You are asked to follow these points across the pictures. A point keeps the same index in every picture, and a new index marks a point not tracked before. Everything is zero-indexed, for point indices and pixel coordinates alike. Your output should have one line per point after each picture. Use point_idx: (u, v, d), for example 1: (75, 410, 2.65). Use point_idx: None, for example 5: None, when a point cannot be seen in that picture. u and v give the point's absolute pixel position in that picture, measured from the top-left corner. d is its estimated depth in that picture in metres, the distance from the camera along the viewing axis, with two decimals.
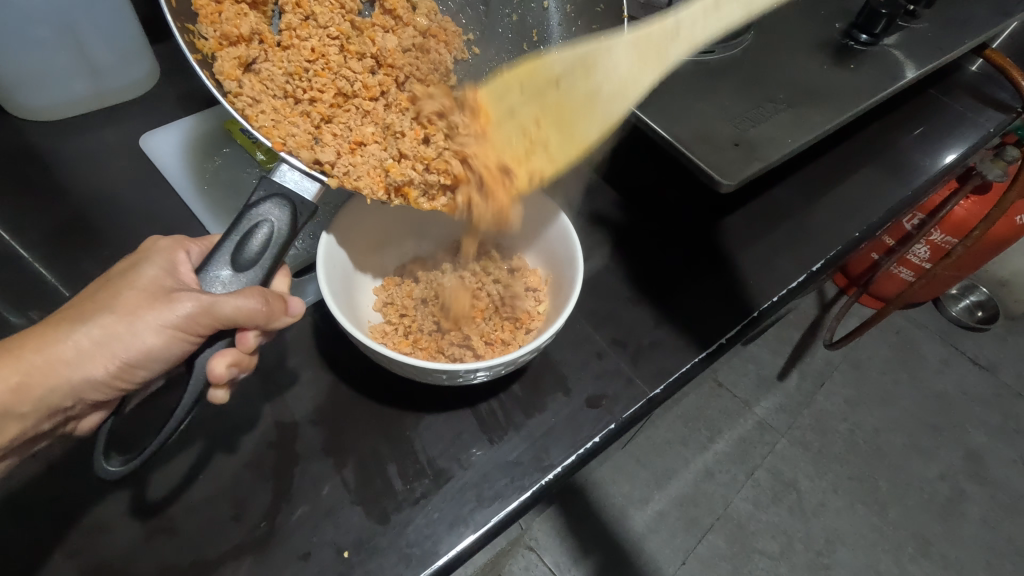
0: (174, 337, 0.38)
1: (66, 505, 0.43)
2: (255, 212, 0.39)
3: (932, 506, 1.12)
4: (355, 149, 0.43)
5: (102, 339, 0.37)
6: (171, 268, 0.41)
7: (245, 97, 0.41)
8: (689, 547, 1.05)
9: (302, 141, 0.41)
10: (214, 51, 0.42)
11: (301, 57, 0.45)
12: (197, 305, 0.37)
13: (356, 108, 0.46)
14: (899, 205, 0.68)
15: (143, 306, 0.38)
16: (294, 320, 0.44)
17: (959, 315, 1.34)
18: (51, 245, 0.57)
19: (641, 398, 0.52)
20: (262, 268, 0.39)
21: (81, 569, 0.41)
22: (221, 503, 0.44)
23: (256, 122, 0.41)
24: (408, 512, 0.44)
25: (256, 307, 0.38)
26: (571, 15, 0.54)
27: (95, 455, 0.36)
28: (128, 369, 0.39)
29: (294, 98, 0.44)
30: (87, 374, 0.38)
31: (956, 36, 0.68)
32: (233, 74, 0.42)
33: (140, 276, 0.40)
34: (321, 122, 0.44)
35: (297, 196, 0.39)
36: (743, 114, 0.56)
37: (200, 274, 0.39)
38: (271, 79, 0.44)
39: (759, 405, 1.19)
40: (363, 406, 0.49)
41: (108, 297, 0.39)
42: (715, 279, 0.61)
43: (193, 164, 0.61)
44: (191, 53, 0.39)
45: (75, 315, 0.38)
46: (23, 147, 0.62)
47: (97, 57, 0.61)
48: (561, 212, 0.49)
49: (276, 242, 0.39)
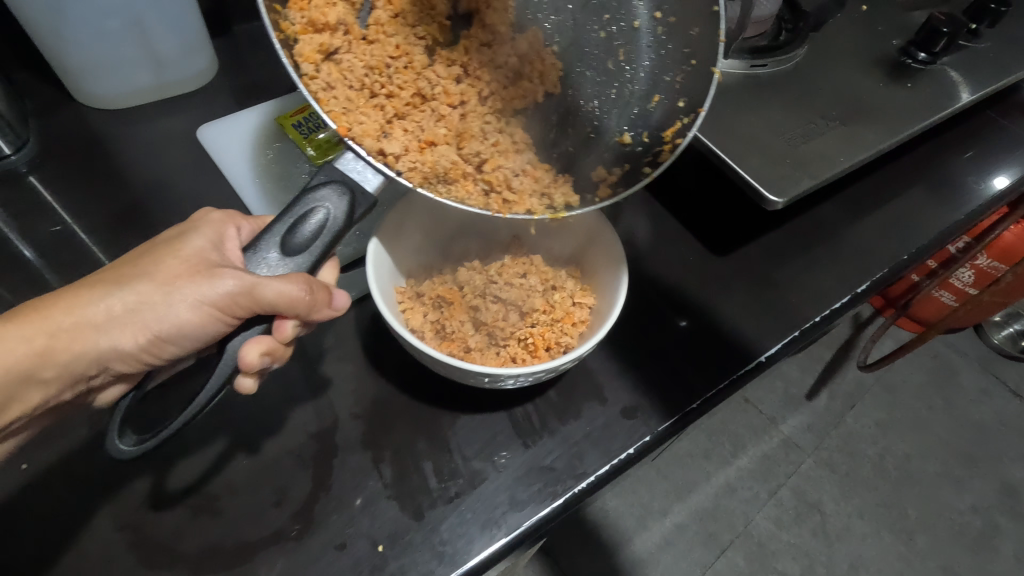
0: (211, 315, 0.39)
1: (115, 481, 0.45)
2: (313, 196, 0.39)
3: (962, 539, 1.09)
4: (425, 148, 0.45)
5: (135, 306, 0.38)
6: (218, 242, 0.43)
7: (321, 81, 0.42)
8: (707, 563, 1.03)
9: (369, 130, 0.43)
10: (298, 34, 0.42)
11: (384, 53, 0.47)
12: (239, 284, 0.38)
13: (431, 111, 0.47)
14: (949, 228, 0.66)
15: (183, 278, 0.39)
16: (335, 314, 0.44)
17: (1001, 343, 1.30)
18: (108, 228, 0.59)
19: (677, 411, 0.52)
20: (311, 256, 0.40)
21: (129, 544, 0.43)
22: (263, 488, 0.45)
23: (326, 105, 0.41)
24: (441, 511, 0.45)
25: (299, 293, 0.39)
26: (663, 38, 0.47)
27: (110, 431, 0.36)
28: (158, 344, 0.40)
29: (371, 92, 0.45)
30: (114, 342, 0.38)
31: (1019, 56, 0.66)
32: (313, 58, 0.42)
33: (186, 246, 0.41)
34: (393, 117, 0.45)
35: (358, 186, 0.40)
36: (794, 130, 0.55)
37: (248, 253, 0.40)
38: (350, 71, 0.45)
39: (785, 423, 1.17)
40: (402, 403, 0.50)
41: (148, 264, 0.40)
42: (754, 295, 0.60)
43: (247, 157, 0.63)
44: (276, 33, 0.39)
45: (110, 280, 0.38)
46: (88, 133, 0.65)
47: (162, 50, 0.64)
48: (615, 235, 0.49)
49: (331, 229, 0.40)
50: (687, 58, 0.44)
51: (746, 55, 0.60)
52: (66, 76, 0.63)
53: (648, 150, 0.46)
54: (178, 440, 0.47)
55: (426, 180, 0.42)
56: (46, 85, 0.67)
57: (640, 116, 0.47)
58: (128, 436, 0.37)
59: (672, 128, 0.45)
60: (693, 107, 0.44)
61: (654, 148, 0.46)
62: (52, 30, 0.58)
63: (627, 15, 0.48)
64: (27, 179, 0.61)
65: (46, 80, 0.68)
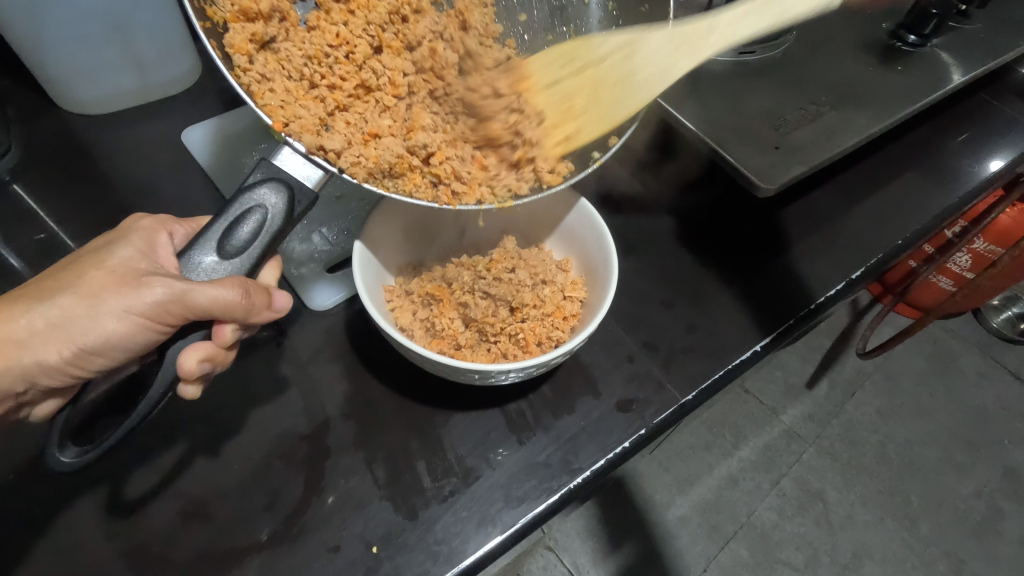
0: (140, 325, 0.38)
1: (102, 489, 0.45)
2: (251, 196, 0.39)
3: (965, 524, 1.09)
4: (369, 141, 0.43)
5: (57, 320, 0.38)
6: (148, 249, 0.42)
7: (254, 74, 0.41)
8: (711, 555, 1.03)
9: (308, 124, 0.41)
10: (229, 22, 0.42)
11: (323, 40, 0.45)
12: (168, 292, 0.38)
13: (376, 101, 0.45)
14: (944, 212, 0.66)
15: (109, 289, 0.39)
16: (276, 316, 0.44)
17: (1001, 327, 1.29)
18: (93, 234, 0.58)
19: (672, 404, 0.51)
20: (249, 258, 0.39)
21: (120, 553, 0.42)
22: (254, 493, 0.45)
23: (262, 99, 0.40)
24: (436, 510, 0.45)
25: (233, 297, 0.38)
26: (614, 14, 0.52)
27: (50, 443, 0.37)
28: (85, 357, 0.39)
29: (311, 83, 0.44)
30: (38, 357, 0.38)
31: (1011, 36, 0.66)
32: (244, 48, 0.41)
33: (112, 257, 0.41)
34: (335, 109, 0.43)
35: (297, 183, 0.40)
36: (784, 116, 0.55)
37: (183, 259, 0.39)
38: (289, 60, 0.44)
39: (786, 413, 1.17)
40: (394, 402, 0.49)
41: (74, 277, 0.39)
42: (747, 283, 0.59)
43: (232, 160, 0.63)
44: (201, 23, 0.39)
45: (35, 294, 0.39)
46: (69, 139, 0.64)
47: (142, 53, 0.63)
48: (607, 236, 0.48)
49: (269, 228, 0.39)
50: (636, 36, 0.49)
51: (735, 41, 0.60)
52: (46, 82, 0.63)
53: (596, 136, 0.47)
54: (167, 447, 0.47)
55: (370, 175, 0.41)
56: (29, 93, 0.67)
57: None
58: (69, 449, 0.37)
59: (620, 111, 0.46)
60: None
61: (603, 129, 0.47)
62: (32, 37, 0.57)
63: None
64: (12, 187, 0.61)
65: (30, 88, 0.67)
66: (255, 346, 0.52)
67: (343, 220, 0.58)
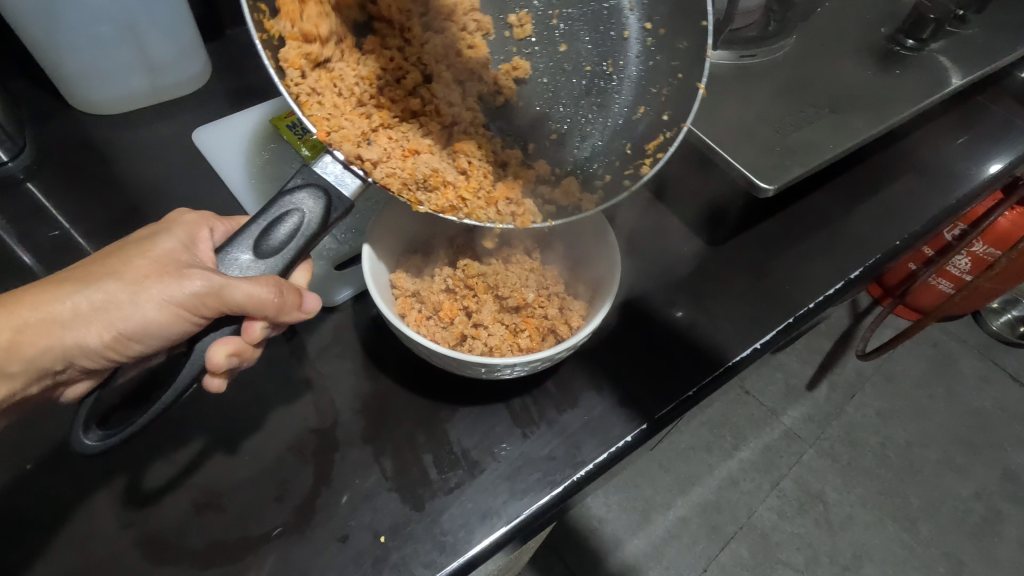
0: (176, 314, 0.39)
1: (120, 478, 0.46)
2: (290, 199, 0.40)
3: (964, 525, 1.10)
4: (408, 156, 0.45)
5: (101, 304, 0.38)
6: (189, 243, 0.43)
7: (305, 87, 0.42)
8: (711, 555, 1.04)
9: (347, 135, 0.42)
10: (286, 39, 0.41)
11: (378, 65, 0.48)
12: (207, 285, 0.38)
13: (419, 125, 0.48)
14: (941, 213, 0.67)
15: (151, 278, 0.39)
16: (305, 317, 0.44)
17: (1000, 330, 1.30)
18: (106, 232, 0.59)
19: (674, 399, 0.52)
20: (283, 260, 0.40)
21: (136, 542, 0.43)
22: (265, 484, 0.46)
23: (309, 109, 0.42)
24: (442, 501, 0.46)
25: (267, 296, 0.39)
26: (652, 48, 0.47)
27: (76, 424, 0.37)
28: (123, 342, 0.40)
29: (359, 101, 0.46)
30: (80, 339, 0.39)
31: (1008, 40, 0.67)
32: (298, 63, 0.41)
33: (155, 247, 0.42)
34: (379, 126, 0.46)
35: (335, 191, 0.41)
36: (784, 118, 0.56)
37: (220, 255, 0.40)
38: (342, 81, 0.45)
39: (786, 414, 1.17)
40: (402, 397, 0.50)
41: (117, 263, 0.40)
42: (746, 283, 0.61)
43: (243, 157, 0.64)
44: (258, 34, 0.38)
45: (80, 277, 0.39)
46: (83, 139, 0.65)
47: (155, 56, 0.64)
48: (614, 244, 0.48)
49: (304, 233, 0.40)
50: (676, 70, 0.45)
51: (736, 45, 0.61)
52: (60, 83, 0.64)
53: (628, 163, 0.47)
54: (183, 440, 0.48)
55: (404, 186, 0.43)
56: (43, 94, 0.68)
57: (625, 126, 0.48)
58: (93, 431, 0.38)
59: (655, 140, 0.45)
60: (677, 121, 0.44)
61: (636, 159, 0.46)
62: (49, 40, 0.59)
63: (617, 24, 0.49)
64: (25, 186, 0.62)
65: (44, 89, 0.68)
66: (267, 341, 0.53)
67: (351, 218, 0.60)
